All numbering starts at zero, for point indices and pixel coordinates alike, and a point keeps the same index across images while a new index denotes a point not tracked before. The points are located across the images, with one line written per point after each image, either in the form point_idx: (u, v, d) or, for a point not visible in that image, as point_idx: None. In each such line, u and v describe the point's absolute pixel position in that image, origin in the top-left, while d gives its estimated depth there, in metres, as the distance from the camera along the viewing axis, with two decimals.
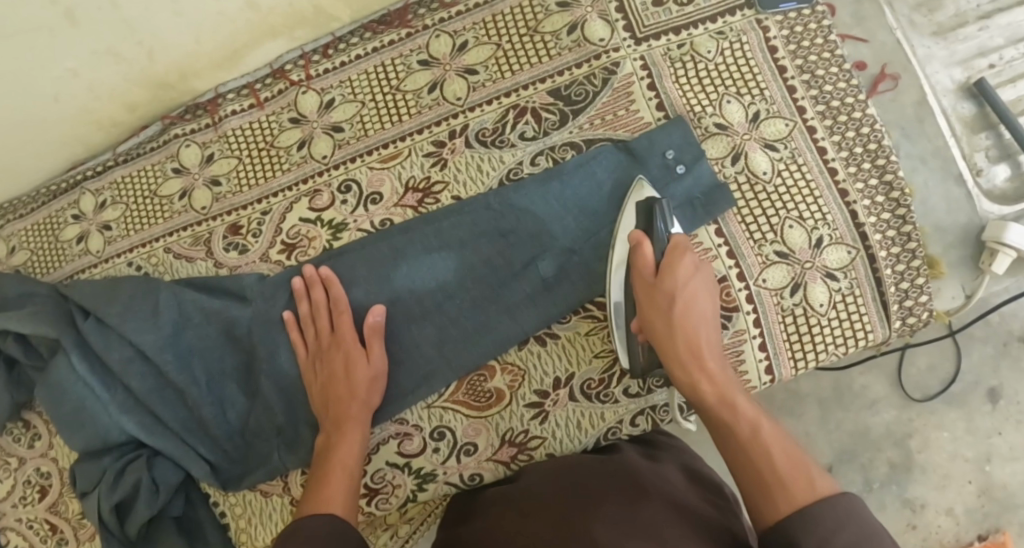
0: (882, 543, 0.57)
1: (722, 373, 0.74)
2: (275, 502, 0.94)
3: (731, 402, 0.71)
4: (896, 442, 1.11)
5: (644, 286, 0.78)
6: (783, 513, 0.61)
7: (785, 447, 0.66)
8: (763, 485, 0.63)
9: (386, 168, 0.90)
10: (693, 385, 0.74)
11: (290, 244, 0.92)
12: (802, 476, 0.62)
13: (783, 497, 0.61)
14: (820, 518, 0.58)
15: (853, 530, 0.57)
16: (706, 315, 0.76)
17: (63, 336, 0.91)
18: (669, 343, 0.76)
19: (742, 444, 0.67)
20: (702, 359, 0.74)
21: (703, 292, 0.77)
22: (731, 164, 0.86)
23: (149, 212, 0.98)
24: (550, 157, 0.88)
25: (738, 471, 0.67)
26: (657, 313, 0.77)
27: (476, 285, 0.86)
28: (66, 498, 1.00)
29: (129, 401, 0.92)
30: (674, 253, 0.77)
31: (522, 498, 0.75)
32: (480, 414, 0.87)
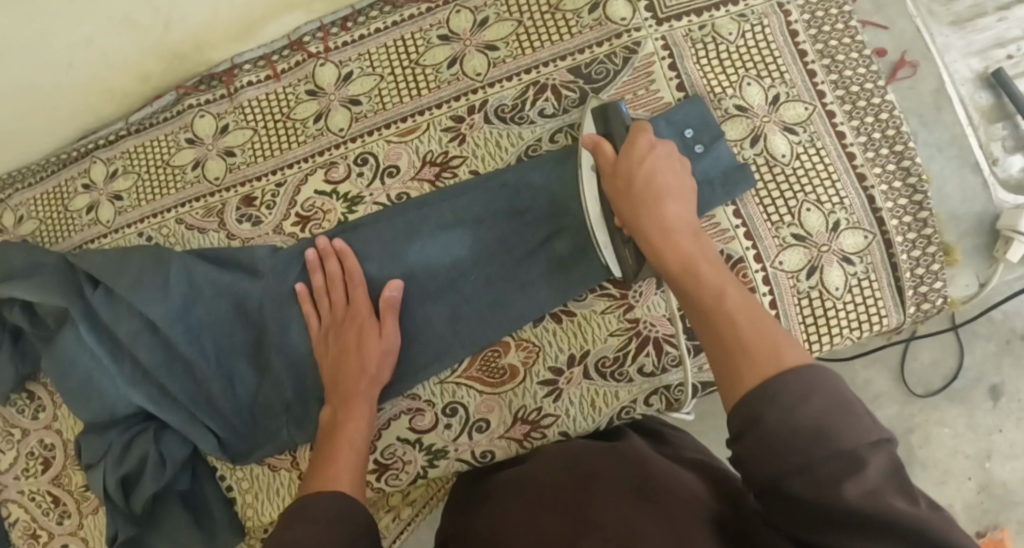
0: (855, 416, 0.54)
1: (695, 243, 0.71)
2: (282, 477, 0.93)
3: (700, 272, 0.68)
4: (897, 437, 1.11)
5: (609, 175, 0.77)
6: (747, 382, 0.58)
7: (753, 314, 0.63)
8: (732, 354, 0.61)
9: (403, 141, 0.90)
10: (660, 260, 0.71)
11: (305, 217, 0.92)
12: (769, 341, 0.60)
13: (749, 367, 0.59)
14: (783, 385, 0.56)
15: (822, 398, 0.55)
16: (671, 190, 0.74)
17: (71, 306, 0.90)
18: (633, 222, 0.74)
19: (713, 316, 0.64)
20: (670, 233, 0.71)
21: (670, 174, 0.75)
22: (750, 147, 0.86)
23: (161, 182, 0.98)
24: (569, 134, 0.87)
25: (709, 341, 0.64)
26: (621, 194, 0.75)
27: (490, 261, 0.86)
28: (70, 471, 1.01)
29: (137, 373, 0.91)
30: (632, 138, 0.76)
31: (527, 482, 0.74)
32: (494, 391, 0.86)
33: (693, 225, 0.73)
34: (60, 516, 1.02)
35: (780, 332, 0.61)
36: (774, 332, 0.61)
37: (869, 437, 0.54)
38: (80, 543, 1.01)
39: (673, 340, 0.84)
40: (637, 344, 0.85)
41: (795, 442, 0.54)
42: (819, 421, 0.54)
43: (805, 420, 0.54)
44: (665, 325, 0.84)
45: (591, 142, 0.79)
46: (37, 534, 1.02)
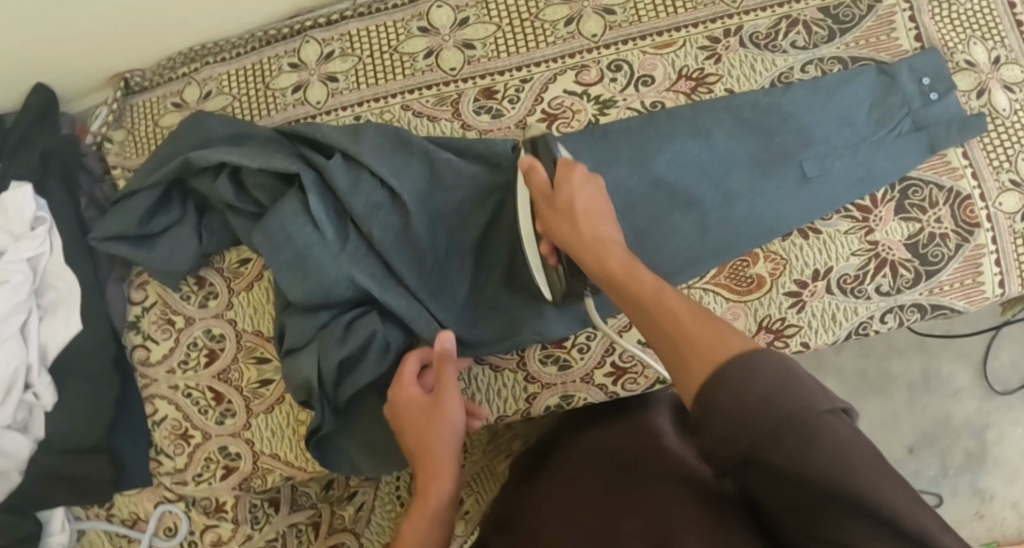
0: (804, 386, 0.50)
1: (625, 257, 0.71)
2: (506, 378, 0.89)
3: (634, 280, 0.66)
4: (974, 431, 1.33)
5: (543, 200, 0.77)
6: (698, 369, 0.55)
7: (695, 310, 0.60)
8: (676, 345, 0.58)
9: (659, 54, 0.92)
10: (594, 264, 0.71)
11: (552, 114, 0.91)
12: (708, 328, 0.57)
13: (693, 355, 0.56)
14: (729, 371, 0.52)
15: (768, 371, 0.51)
16: (603, 217, 0.76)
17: (303, 172, 0.86)
18: (570, 240, 0.74)
19: (644, 318, 0.63)
20: (602, 244, 0.72)
21: (598, 197, 0.77)
22: (976, 99, 0.92)
23: (386, 67, 0.95)
24: (820, 67, 0.92)
25: (656, 343, 0.61)
26: (559, 218, 0.75)
27: (744, 169, 0.89)
28: (242, 365, 0.95)
29: (361, 250, 0.86)
30: (567, 167, 0.77)
31: (567, 475, 0.79)
32: (740, 299, 0.88)
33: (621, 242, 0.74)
34: (221, 415, 0.95)
35: (723, 324, 0.58)
36: (715, 320, 0.58)
37: (829, 405, 0.50)
38: (242, 445, 0.95)
39: (907, 265, 0.89)
40: (876, 264, 0.89)
41: (756, 418, 0.50)
42: (768, 397, 0.50)
43: (757, 394, 0.50)
44: (901, 249, 0.89)
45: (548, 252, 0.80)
46: (188, 434, 0.96)
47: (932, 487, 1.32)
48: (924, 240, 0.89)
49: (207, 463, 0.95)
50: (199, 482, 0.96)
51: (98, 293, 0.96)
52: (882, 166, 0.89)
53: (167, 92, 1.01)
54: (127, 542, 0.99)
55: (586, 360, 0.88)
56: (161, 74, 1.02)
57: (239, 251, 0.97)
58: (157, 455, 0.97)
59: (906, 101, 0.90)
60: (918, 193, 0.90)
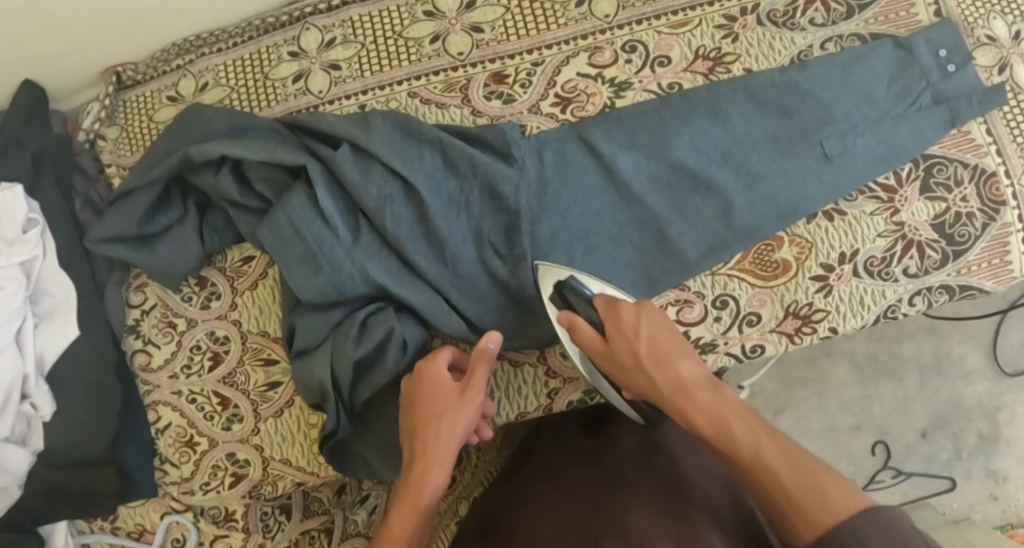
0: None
1: (712, 400, 0.67)
2: (526, 374, 0.87)
3: (720, 417, 0.66)
4: (987, 414, 1.29)
5: (600, 356, 0.75)
6: (805, 530, 0.58)
7: (785, 452, 0.62)
8: (780, 504, 0.60)
9: (675, 34, 0.90)
10: (685, 422, 0.68)
11: (566, 98, 0.88)
12: (825, 491, 0.59)
13: (829, 507, 0.58)
14: (837, 538, 0.56)
15: (880, 532, 0.55)
16: (679, 352, 0.71)
17: (310, 164, 0.83)
18: (647, 391, 0.72)
19: (743, 466, 0.63)
20: (682, 395, 0.69)
21: (680, 340, 0.72)
22: (998, 75, 0.88)
23: (391, 53, 0.92)
24: (839, 44, 0.89)
25: (755, 493, 0.63)
26: (627, 370, 0.72)
27: (765, 151, 0.86)
28: (248, 367, 0.91)
29: (376, 242, 0.83)
30: (612, 304, 0.75)
31: (546, 482, 0.80)
32: (766, 284, 0.86)
33: (707, 379, 0.69)
34: (228, 421, 0.91)
35: (817, 468, 0.61)
36: (817, 482, 0.60)
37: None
38: (251, 451, 0.91)
39: (934, 245, 0.86)
40: (903, 246, 0.86)
41: None
42: (886, 541, 0.54)
43: None
44: (928, 229, 0.86)
45: (478, 346, 0.77)
46: (194, 442, 0.91)
47: (945, 471, 1.29)
48: (950, 221, 0.86)
49: (215, 471, 0.91)
50: (207, 492, 0.92)
51: (96, 298, 0.92)
52: (905, 142, 0.85)
53: (163, 85, 0.98)
54: None
55: None
56: (155, 66, 0.99)
57: (243, 249, 0.93)
58: (162, 464, 0.92)
59: (925, 74, 0.86)
60: (942, 171, 0.87)
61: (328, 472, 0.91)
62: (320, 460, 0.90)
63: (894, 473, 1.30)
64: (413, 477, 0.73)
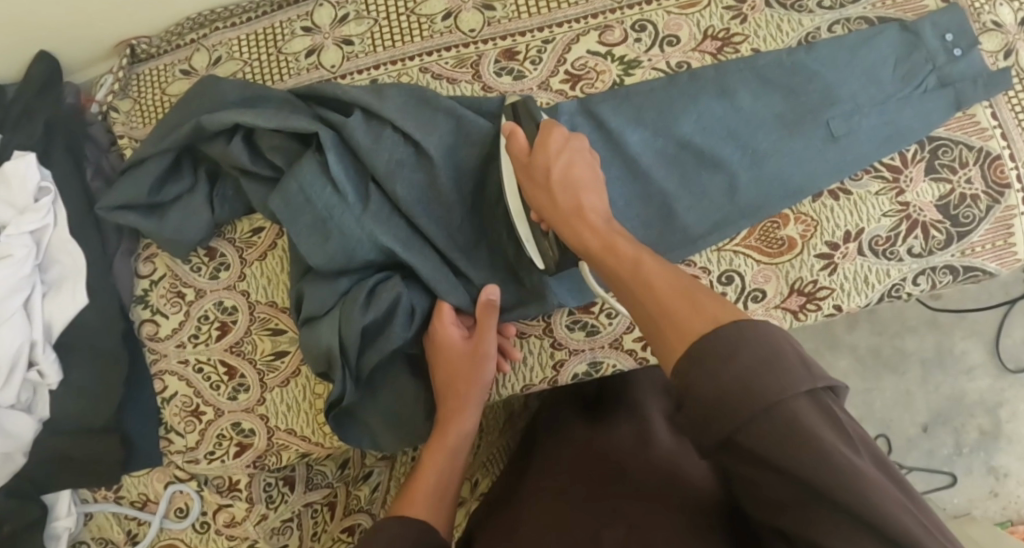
0: (789, 366, 0.50)
1: (604, 226, 0.72)
2: (531, 344, 0.87)
3: (620, 253, 0.67)
4: (988, 409, 1.30)
5: (522, 168, 0.78)
6: (679, 342, 0.55)
7: (680, 287, 0.60)
8: (660, 319, 0.58)
9: (684, 14, 0.91)
10: (579, 242, 0.72)
11: (575, 75, 0.89)
12: (701, 305, 0.56)
13: (695, 320, 0.55)
14: (712, 342, 0.52)
15: (756, 348, 0.51)
16: (586, 184, 0.76)
17: (322, 132, 0.84)
18: (550, 210, 0.75)
19: (638, 298, 0.62)
20: (580, 215, 0.73)
21: (599, 193, 0.76)
22: (1003, 60, 0.89)
23: (403, 29, 0.93)
24: (846, 27, 0.90)
25: (641, 314, 0.61)
26: (538, 190, 0.76)
27: (771, 129, 0.87)
28: (255, 337, 0.91)
29: (385, 211, 0.84)
30: (545, 131, 0.77)
31: (550, 464, 0.86)
32: (771, 261, 0.87)
33: (604, 212, 0.74)
34: (233, 390, 0.91)
35: (700, 290, 0.59)
36: (705, 298, 0.57)
37: (809, 384, 0.49)
38: (256, 421, 0.91)
39: (938, 226, 0.87)
40: (907, 226, 0.87)
41: (732, 394, 0.50)
42: (744, 379, 0.50)
43: (729, 377, 0.50)
44: (932, 210, 0.87)
45: (480, 300, 0.84)
46: (199, 411, 0.92)
47: (946, 467, 1.29)
48: (954, 202, 0.87)
49: (220, 440, 0.92)
50: (211, 461, 0.92)
51: (105, 266, 0.92)
52: (910, 123, 0.86)
53: (177, 59, 0.99)
54: (137, 524, 0.96)
55: (615, 325, 0.86)
56: (169, 40, 1.00)
57: (253, 220, 0.94)
58: (167, 433, 0.93)
59: (930, 57, 0.87)
60: (948, 153, 0.87)
61: (333, 442, 0.91)
62: (324, 431, 0.90)
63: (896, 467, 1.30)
64: (445, 424, 0.84)
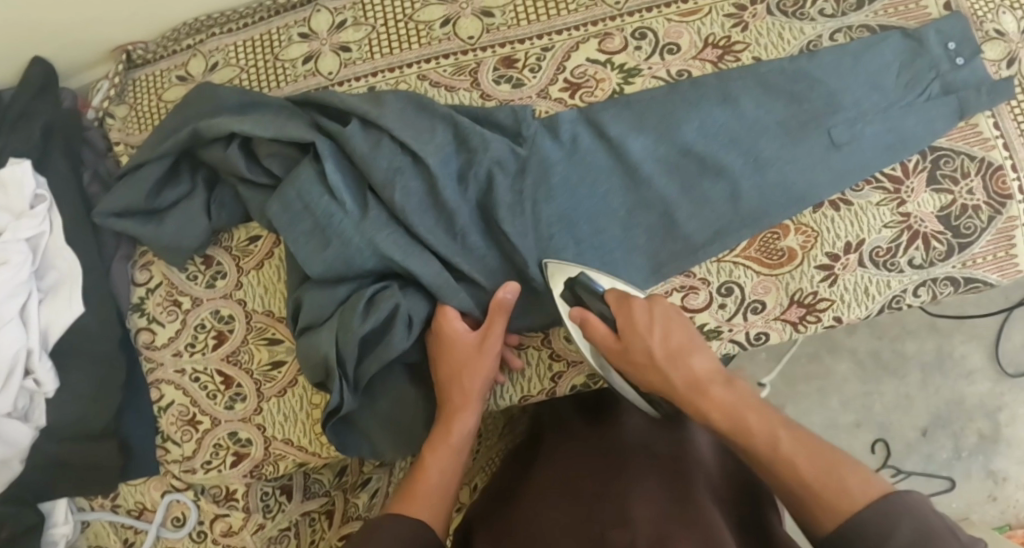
0: (940, 536, 0.57)
1: (728, 398, 0.71)
2: (529, 355, 0.87)
3: (740, 419, 0.69)
4: (987, 413, 1.29)
5: (613, 353, 0.78)
6: (825, 519, 0.63)
7: (811, 455, 0.66)
8: (804, 496, 0.64)
9: (684, 22, 0.90)
10: (701, 420, 0.72)
11: (575, 83, 0.89)
12: (844, 488, 0.63)
13: (849, 499, 0.62)
14: (869, 521, 0.60)
15: (908, 527, 0.58)
16: (691, 348, 0.75)
17: (319, 141, 0.83)
18: (662, 387, 0.75)
19: (767, 464, 0.67)
20: (698, 390, 0.72)
21: (704, 354, 0.75)
22: (1006, 68, 0.88)
23: (401, 35, 0.92)
24: (848, 35, 0.89)
25: (778, 487, 0.67)
26: (642, 369, 0.76)
27: (773, 137, 0.86)
28: (252, 346, 0.91)
29: (383, 220, 0.83)
30: (623, 300, 0.78)
31: (557, 459, 0.85)
32: (771, 272, 0.86)
33: (718, 375, 0.74)
34: (230, 400, 0.91)
35: (836, 459, 0.66)
36: (837, 472, 0.64)
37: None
38: (252, 431, 0.91)
39: (940, 237, 0.86)
40: (909, 237, 0.86)
41: None
42: None
43: None
44: (934, 221, 0.86)
45: (494, 300, 0.82)
46: (196, 420, 0.92)
47: (944, 471, 1.29)
48: (956, 213, 0.86)
49: (216, 449, 0.91)
50: (208, 470, 0.92)
51: (101, 274, 0.92)
52: (913, 131, 0.85)
53: (173, 65, 0.98)
54: (133, 532, 0.95)
55: None
56: (165, 45, 0.99)
57: (250, 228, 0.93)
58: (163, 442, 0.93)
59: (933, 65, 0.86)
60: (949, 163, 0.86)
61: (330, 452, 0.91)
62: (322, 440, 0.90)
63: (894, 472, 1.30)
64: (448, 423, 0.82)
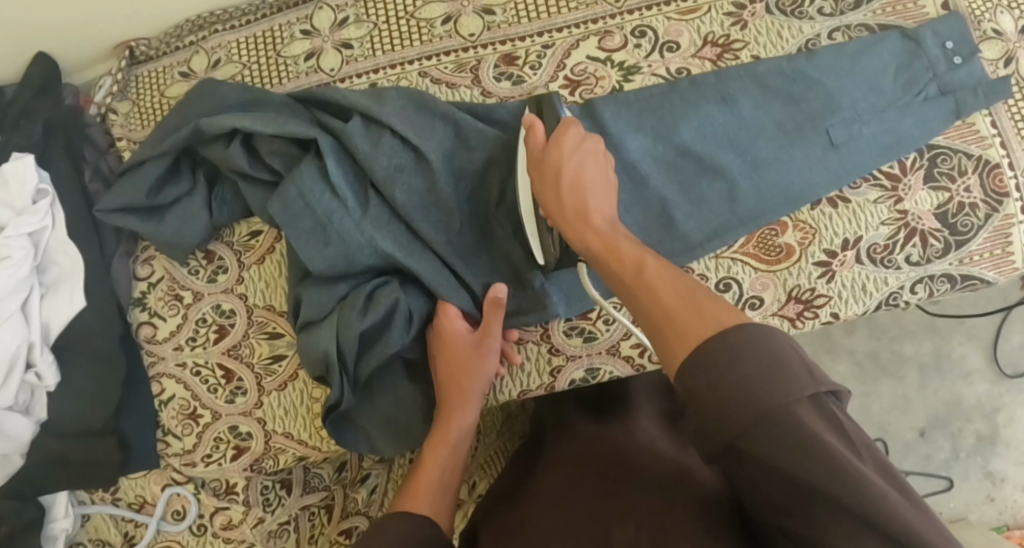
0: (788, 370, 0.51)
1: (608, 229, 0.71)
2: (528, 350, 0.87)
3: (618, 253, 0.68)
4: (985, 414, 1.30)
5: (534, 162, 0.77)
6: (678, 350, 0.56)
7: (680, 290, 0.61)
8: (663, 326, 0.59)
9: (684, 20, 0.90)
10: (580, 242, 0.72)
11: (575, 81, 0.89)
12: (701, 314, 0.57)
13: (697, 322, 0.56)
14: (715, 350, 0.53)
15: (755, 355, 0.52)
16: (598, 187, 0.75)
17: (321, 137, 0.84)
18: (556, 212, 0.74)
19: (633, 290, 0.64)
20: (582, 217, 0.72)
21: (607, 197, 0.75)
22: (1004, 67, 0.88)
23: (403, 33, 0.93)
24: (846, 34, 0.89)
25: (641, 314, 0.62)
26: (545, 185, 0.75)
27: (770, 137, 0.87)
28: (253, 341, 0.91)
29: (384, 215, 0.84)
30: (563, 127, 0.76)
31: (559, 461, 0.85)
32: (769, 269, 0.87)
33: (610, 216, 0.73)
34: (231, 394, 0.91)
35: (702, 294, 0.60)
36: (698, 300, 0.58)
37: (809, 389, 0.50)
38: (253, 424, 0.91)
39: (937, 235, 0.86)
40: (906, 235, 0.87)
41: (738, 394, 0.51)
42: (745, 387, 0.51)
43: (733, 384, 0.51)
44: (931, 219, 0.87)
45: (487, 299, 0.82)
46: (197, 414, 0.92)
47: (942, 471, 1.30)
48: (953, 210, 0.86)
49: (217, 443, 0.92)
50: (208, 464, 0.92)
51: (104, 268, 0.92)
52: (910, 131, 0.86)
53: (176, 61, 0.99)
54: (134, 526, 0.96)
55: (612, 331, 0.86)
56: (168, 42, 1.00)
57: (251, 224, 0.94)
58: (164, 436, 0.93)
59: (930, 65, 0.87)
60: (947, 162, 0.87)
61: (330, 446, 0.91)
62: (322, 434, 0.91)
63: None
64: (445, 423, 0.83)
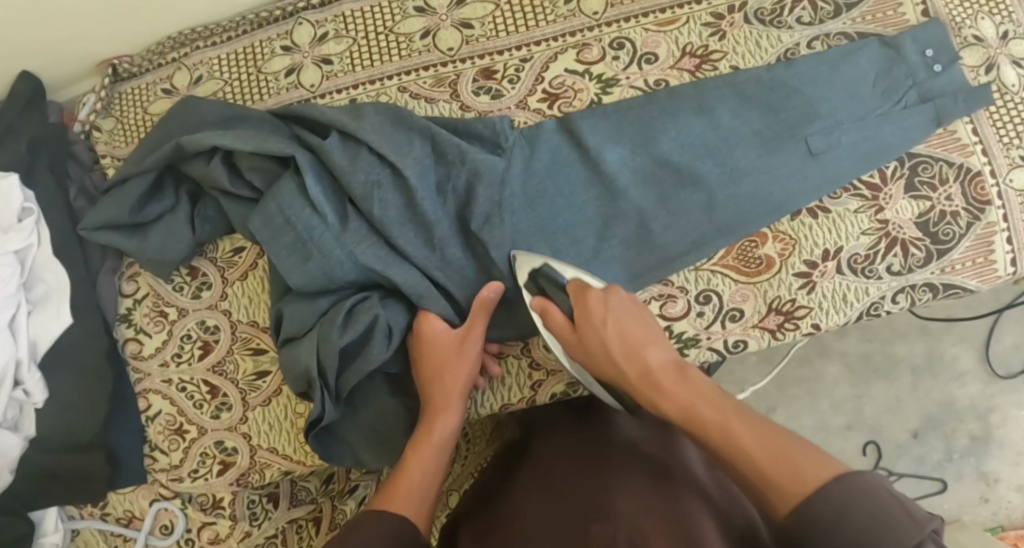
0: (897, 523, 0.54)
1: (680, 384, 0.73)
2: (508, 364, 0.89)
3: (693, 409, 0.70)
4: (978, 415, 1.29)
5: (573, 343, 0.82)
6: (780, 504, 0.59)
7: (764, 442, 0.64)
8: (757, 482, 0.62)
9: (662, 31, 0.90)
10: (658, 409, 0.74)
11: (553, 94, 0.89)
12: (792, 467, 0.60)
13: (788, 484, 0.59)
14: (822, 504, 0.56)
15: (862, 508, 0.55)
16: (644, 339, 0.78)
17: (299, 154, 0.84)
18: (617, 377, 0.79)
19: (714, 448, 0.67)
20: (649, 379, 0.75)
21: (661, 348, 0.78)
22: (985, 74, 0.88)
23: (381, 48, 0.93)
24: (826, 43, 0.89)
25: (734, 469, 0.65)
26: (598, 359, 0.79)
27: (750, 147, 0.86)
28: (237, 356, 0.92)
29: (363, 231, 0.84)
30: (579, 294, 0.81)
31: (545, 462, 0.84)
32: (749, 281, 0.87)
33: (671, 364, 0.76)
34: (216, 409, 0.92)
35: (786, 448, 0.63)
36: (782, 449, 0.62)
37: (915, 535, 0.53)
38: (238, 439, 0.92)
39: (918, 244, 0.86)
40: (886, 244, 0.86)
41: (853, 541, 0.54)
42: (863, 533, 0.54)
43: (851, 530, 0.54)
44: (912, 228, 0.86)
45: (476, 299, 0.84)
46: (183, 430, 0.93)
47: (936, 472, 1.28)
48: (934, 219, 0.86)
49: (203, 458, 0.92)
50: (195, 479, 0.93)
51: (89, 286, 0.93)
52: (891, 139, 0.86)
53: (158, 78, 0.99)
54: (123, 540, 0.97)
55: None
56: (150, 59, 1.00)
57: (234, 240, 0.94)
58: (151, 451, 0.94)
59: (911, 73, 0.87)
60: (927, 170, 0.86)
61: (315, 461, 0.92)
62: (306, 449, 0.91)
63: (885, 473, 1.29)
64: (431, 422, 0.82)
